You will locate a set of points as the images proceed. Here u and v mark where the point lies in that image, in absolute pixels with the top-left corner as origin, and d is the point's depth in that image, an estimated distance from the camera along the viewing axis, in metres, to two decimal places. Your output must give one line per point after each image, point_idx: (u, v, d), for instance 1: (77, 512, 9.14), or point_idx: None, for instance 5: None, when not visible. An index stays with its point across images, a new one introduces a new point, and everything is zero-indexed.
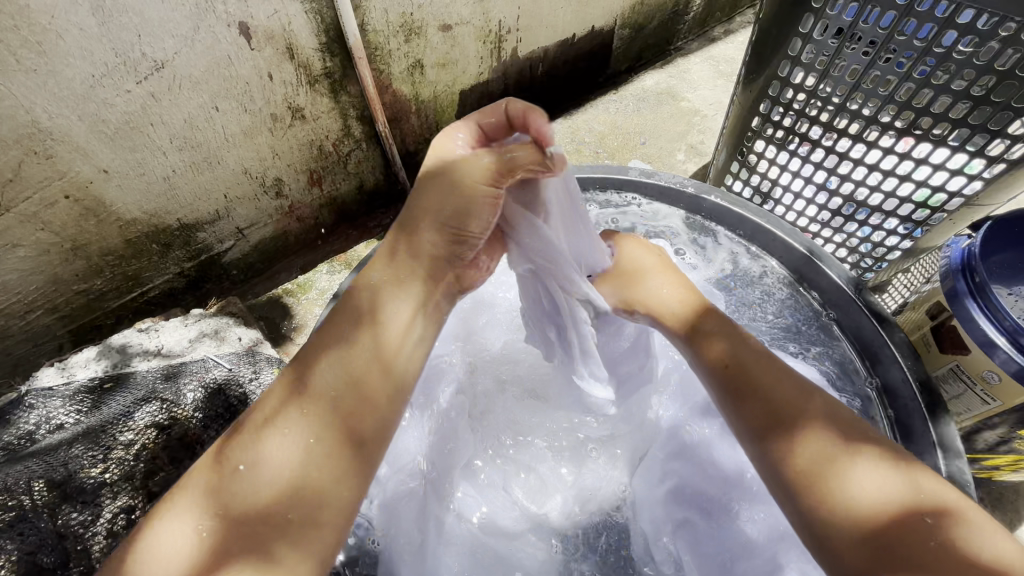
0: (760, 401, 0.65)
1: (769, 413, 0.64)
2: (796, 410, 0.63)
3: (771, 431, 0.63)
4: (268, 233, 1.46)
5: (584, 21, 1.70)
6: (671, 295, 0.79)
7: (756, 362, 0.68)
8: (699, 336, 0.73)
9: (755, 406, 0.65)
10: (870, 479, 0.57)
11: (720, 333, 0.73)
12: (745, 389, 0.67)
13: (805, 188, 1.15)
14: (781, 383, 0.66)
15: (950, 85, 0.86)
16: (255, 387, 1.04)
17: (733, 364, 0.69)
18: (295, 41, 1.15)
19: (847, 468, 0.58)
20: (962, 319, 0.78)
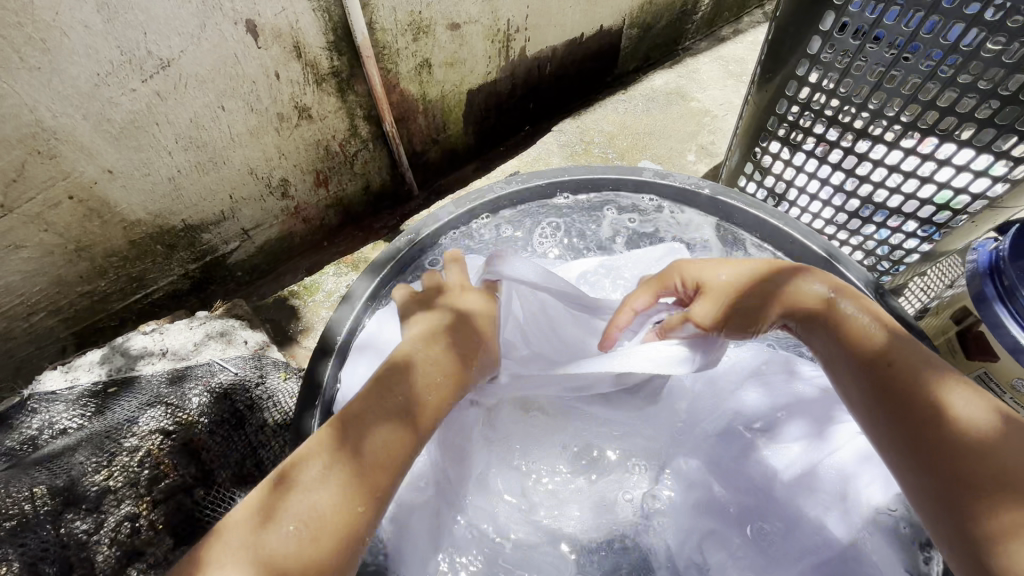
0: (894, 385, 0.57)
1: (900, 398, 0.57)
2: (938, 394, 0.55)
3: (903, 417, 0.56)
4: (273, 234, 1.44)
5: (592, 21, 1.68)
6: (784, 272, 0.70)
7: (889, 347, 0.60)
8: (832, 315, 0.65)
9: (889, 388, 0.58)
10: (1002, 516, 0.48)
11: (842, 313, 0.64)
12: (868, 369, 0.60)
13: (821, 190, 1.13)
14: (911, 364, 0.58)
15: (977, 84, 0.83)
16: (261, 391, 1.03)
17: (871, 345, 0.61)
18: (303, 40, 1.13)
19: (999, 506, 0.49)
20: (991, 323, 0.76)
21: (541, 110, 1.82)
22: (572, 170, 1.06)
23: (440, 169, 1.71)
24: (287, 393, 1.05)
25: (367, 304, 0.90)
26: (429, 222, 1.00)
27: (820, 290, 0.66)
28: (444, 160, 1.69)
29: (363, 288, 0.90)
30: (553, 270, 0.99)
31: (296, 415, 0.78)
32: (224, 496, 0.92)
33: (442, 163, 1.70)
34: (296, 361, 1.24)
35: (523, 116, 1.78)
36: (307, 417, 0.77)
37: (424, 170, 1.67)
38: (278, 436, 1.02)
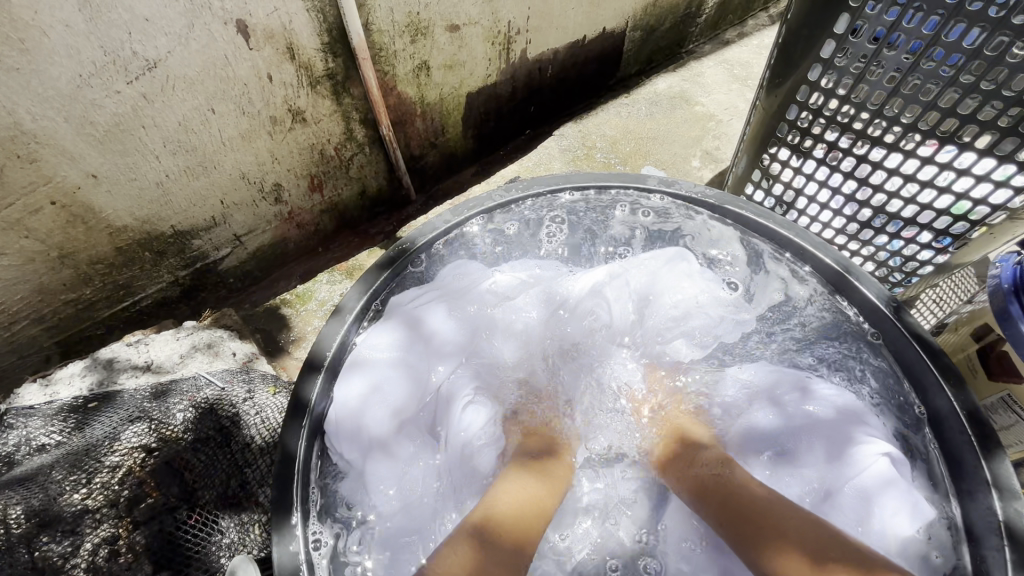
0: (746, 511, 0.73)
1: (743, 523, 0.73)
2: (762, 505, 0.73)
3: (748, 527, 0.72)
4: (267, 240, 1.40)
5: (595, 22, 1.65)
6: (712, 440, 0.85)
7: (741, 476, 0.78)
8: (721, 470, 0.79)
9: (734, 507, 0.74)
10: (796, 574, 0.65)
11: (717, 454, 0.82)
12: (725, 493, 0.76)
13: (832, 199, 1.09)
14: (757, 495, 0.74)
15: (999, 92, 0.80)
16: (249, 407, 0.98)
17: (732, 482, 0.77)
18: (296, 41, 1.09)
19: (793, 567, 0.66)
20: (1016, 343, 0.72)
21: (542, 114, 1.78)
22: (574, 176, 1.01)
23: (439, 174, 1.67)
24: (276, 407, 1.00)
25: (357, 317, 0.85)
26: (425, 229, 0.94)
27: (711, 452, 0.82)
28: (442, 164, 1.65)
29: (354, 300, 0.85)
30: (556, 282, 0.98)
31: (280, 432, 0.73)
32: (208, 519, 0.87)
33: (441, 168, 1.66)
34: (286, 372, 1.20)
35: (523, 120, 1.75)
36: (293, 436, 0.73)
37: (422, 174, 1.63)
38: (266, 454, 0.97)
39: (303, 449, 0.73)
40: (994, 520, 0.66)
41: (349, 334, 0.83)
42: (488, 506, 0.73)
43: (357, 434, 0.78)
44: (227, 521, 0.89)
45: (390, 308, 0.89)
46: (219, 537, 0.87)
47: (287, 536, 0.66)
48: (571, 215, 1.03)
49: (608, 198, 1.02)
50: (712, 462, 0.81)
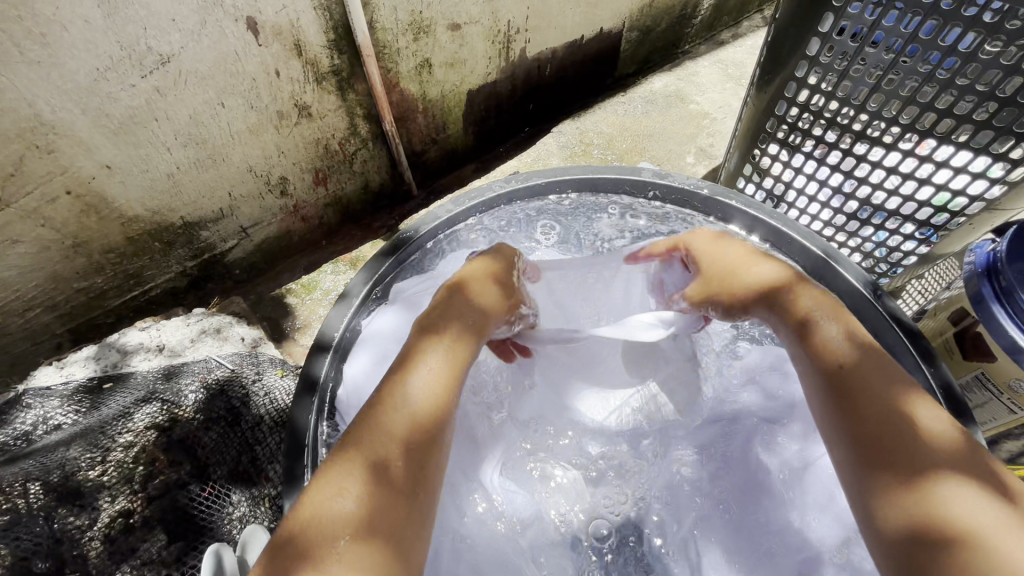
0: (892, 436, 0.56)
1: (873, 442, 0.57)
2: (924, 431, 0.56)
3: (863, 435, 0.58)
4: (272, 232, 1.44)
5: (592, 23, 1.69)
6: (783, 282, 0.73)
7: (875, 372, 0.61)
8: (835, 365, 0.63)
9: (857, 414, 0.59)
10: (961, 499, 0.51)
11: (850, 358, 0.63)
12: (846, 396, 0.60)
13: (819, 192, 1.13)
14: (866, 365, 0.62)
15: (974, 87, 0.84)
16: (257, 386, 1.02)
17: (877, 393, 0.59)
18: (303, 38, 1.13)
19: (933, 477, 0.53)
20: (988, 324, 0.76)
21: (540, 112, 1.82)
22: (572, 171, 1.07)
23: (439, 169, 1.71)
24: (283, 390, 1.05)
25: (363, 301, 0.89)
26: (426, 220, 0.99)
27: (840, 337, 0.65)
28: (443, 160, 1.69)
29: (359, 286, 0.90)
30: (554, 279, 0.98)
31: (291, 405, 0.77)
32: (220, 491, 0.91)
33: (442, 164, 1.70)
34: (293, 358, 1.23)
35: (523, 118, 1.79)
36: (304, 408, 0.78)
37: (423, 169, 1.67)
38: (274, 433, 1.02)
39: (312, 421, 0.77)
40: None
41: (355, 317, 0.87)
42: (446, 397, 0.64)
43: (363, 412, 0.78)
44: (238, 495, 0.93)
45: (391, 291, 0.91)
46: (231, 510, 0.91)
47: (297, 499, 0.71)
48: (561, 222, 1.06)
49: (600, 201, 1.06)
50: (866, 372, 0.61)
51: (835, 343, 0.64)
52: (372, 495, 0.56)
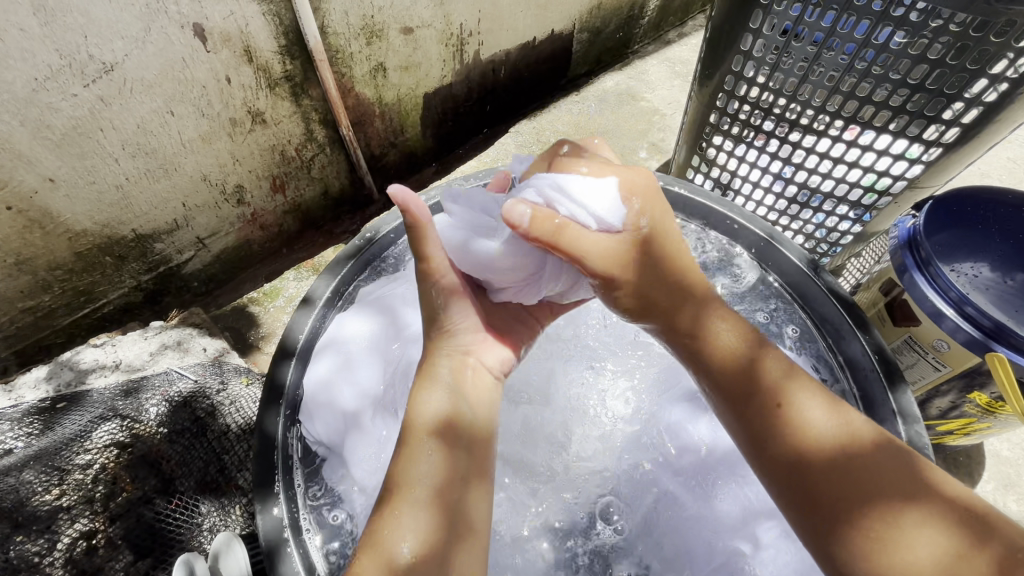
0: (794, 427, 0.62)
1: (771, 449, 0.63)
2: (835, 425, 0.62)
3: (750, 422, 0.65)
4: (230, 243, 1.42)
5: (544, 24, 1.73)
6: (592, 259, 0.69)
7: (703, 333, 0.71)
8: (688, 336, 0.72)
9: (741, 407, 0.66)
10: (819, 418, 0.62)
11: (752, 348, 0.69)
12: (742, 396, 0.66)
13: (762, 178, 1.20)
14: (719, 342, 0.70)
15: (889, 75, 0.92)
16: (223, 397, 1.00)
17: (769, 381, 0.66)
18: (253, 44, 1.13)
19: (801, 420, 0.63)
20: (913, 293, 0.83)
21: (497, 113, 1.86)
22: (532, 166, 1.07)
23: (399, 173, 1.72)
24: (250, 398, 1.03)
25: (327, 303, 0.89)
26: (387, 219, 0.98)
27: (729, 329, 0.71)
28: (403, 163, 1.70)
29: (323, 288, 0.89)
30: None
31: (259, 416, 0.76)
32: (188, 503, 0.89)
33: (401, 167, 1.71)
34: (259, 367, 1.21)
35: (480, 119, 1.82)
36: (272, 415, 0.77)
37: (383, 173, 1.67)
38: (243, 440, 1.00)
39: (280, 429, 0.76)
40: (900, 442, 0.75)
41: (319, 320, 0.86)
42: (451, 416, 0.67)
43: (331, 414, 0.78)
44: (207, 505, 0.92)
45: (359, 296, 0.91)
46: (201, 520, 0.89)
47: (269, 501, 0.70)
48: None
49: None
50: (773, 367, 0.67)
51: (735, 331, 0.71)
52: (437, 517, 0.60)
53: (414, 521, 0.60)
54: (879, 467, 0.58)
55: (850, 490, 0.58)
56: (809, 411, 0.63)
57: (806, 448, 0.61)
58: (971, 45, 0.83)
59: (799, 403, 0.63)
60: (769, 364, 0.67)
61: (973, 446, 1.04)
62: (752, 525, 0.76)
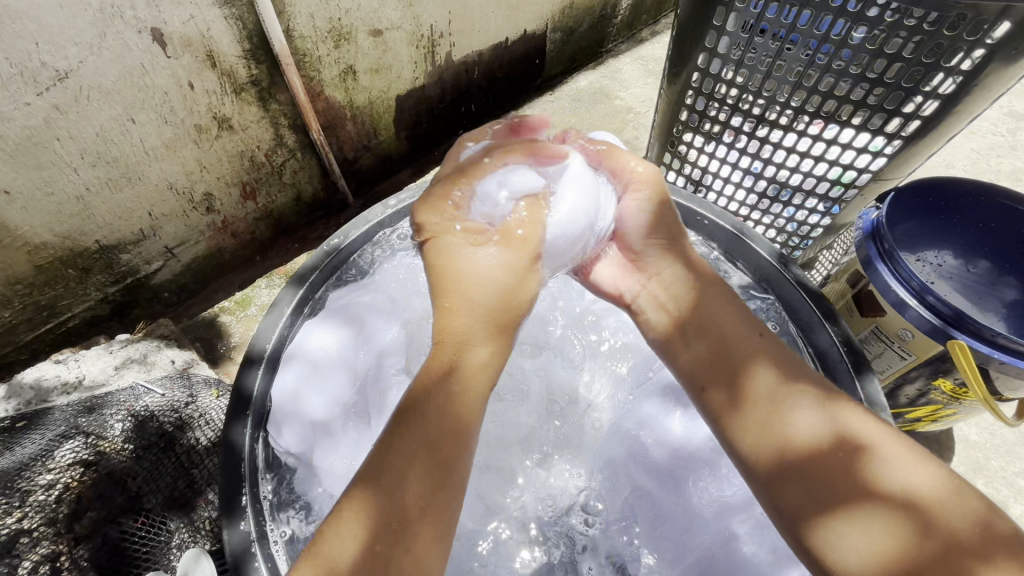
0: (741, 443, 0.64)
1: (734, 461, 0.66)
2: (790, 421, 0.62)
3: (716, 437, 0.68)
4: (200, 251, 1.40)
5: (516, 24, 1.73)
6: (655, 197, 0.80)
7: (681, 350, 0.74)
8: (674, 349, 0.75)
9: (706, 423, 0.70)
10: (760, 433, 0.63)
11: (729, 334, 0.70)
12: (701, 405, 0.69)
13: (733, 173, 1.21)
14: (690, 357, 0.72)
15: (848, 71, 0.93)
16: (191, 410, 0.97)
17: (717, 403, 0.67)
18: (216, 49, 1.11)
19: (747, 437, 0.63)
20: (877, 284, 0.84)
21: (472, 114, 1.85)
22: None
23: (374, 176, 1.70)
24: (220, 410, 1.01)
25: (294, 312, 0.87)
26: (356, 223, 0.97)
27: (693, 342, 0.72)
28: (378, 167, 1.69)
29: (289, 297, 0.88)
30: None
31: (224, 429, 0.74)
32: (155, 521, 0.87)
33: (376, 170, 1.69)
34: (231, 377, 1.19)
35: (455, 121, 1.81)
36: (239, 427, 0.75)
37: (358, 177, 1.66)
38: (212, 454, 0.99)
39: (248, 441, 0.75)
40: None
41: (286, 330, 0.85)
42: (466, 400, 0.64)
43: (299, 425, 0.77)
44: (176, 522, 0.90)
45: (327, 305, 0.90)
46: (169, 538, 0.88)
47: (236, 516, 0.69)
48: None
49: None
50: (718, 391, 0.67)
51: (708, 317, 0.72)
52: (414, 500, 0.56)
53: (354, 512, 0.56)
54: (815, 466, 0.58)
55: (799, 479, 0.59)
56: (760, 399, 0.64)
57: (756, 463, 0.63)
58: (924, 39, 0.84)
59: (740, 422, 0.64)
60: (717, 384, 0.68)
61: (942, 431, 1.06)
62: (726, 520, 0.76)
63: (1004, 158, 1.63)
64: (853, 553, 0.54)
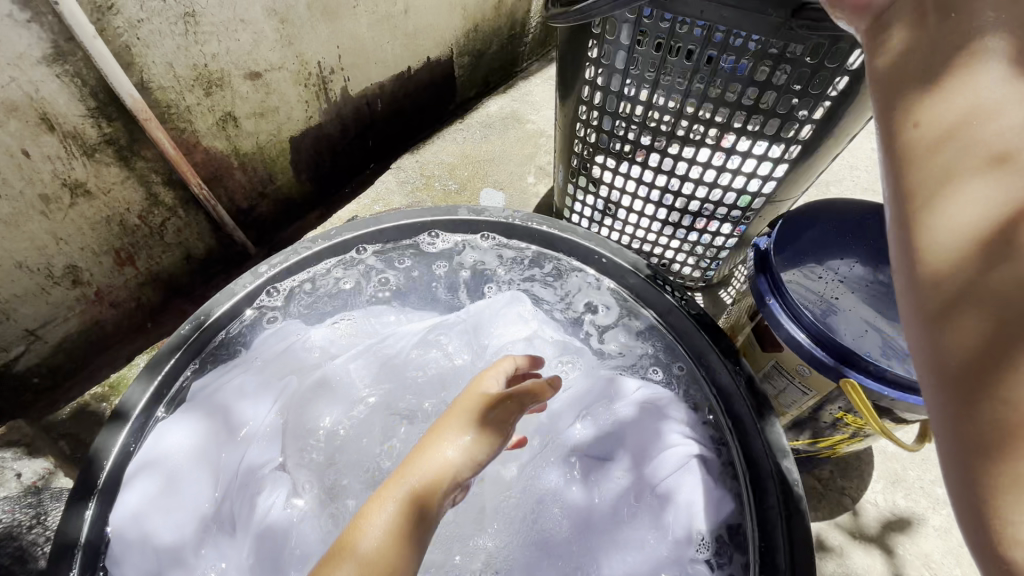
0: (934, 219, 0.39)
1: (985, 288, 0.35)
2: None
3: (926, 256, 0.39)
4: (72, 329, 1.26)
5: (416, 53, 1.66)
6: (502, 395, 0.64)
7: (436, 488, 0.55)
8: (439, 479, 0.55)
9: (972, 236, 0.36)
10: (984, 166, 0.37)
11: (981, 103, 0.38)
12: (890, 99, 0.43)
13: (634, 203, 1.17)
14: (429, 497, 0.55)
15: (724, 100, 0.91)
16: (36, 534, 0.83)
17: (920, 161, 0.40)
18: (52, 110, 0.99)
19: (953, 189, 0.38)
20: (769, 318, 0.81)
21: (381, 147, 1.77)
22: (386, 219, 0.99)
23: (278, 222, 1.60)
24: None
25: (145, 411, 0.77)
26: (220, 299, 0.87)
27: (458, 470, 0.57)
28: (280, 212, 1.58)
29: (139, 395, 0.77)
30: (393, 336, 0.91)
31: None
32: None
33: (277, 216, 1.58)
34: None
35: (363, 155, 1.72)
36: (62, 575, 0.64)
37: (257, 227, 1.55)
38: None
39: None
40: (772, 480, 0.71)
41: (134, 440, 0.74)
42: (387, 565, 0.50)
43: (144, 551, 0.67)
44: None
45: (192, 397, 0.80)
46: None
47: None
48: (407, 280, 1.02)
49: (447, 248, 1.02)
50: (917, 129, 0.41)
51: (934, 111, 0.40)
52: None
53: None
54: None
55: (1002, 290, 0.35)
56: (1017, 139, 0.37)
57: (937, 236, 0.38)
58: (790, 67, 0.83)
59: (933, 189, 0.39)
60: (927, 117, 0.41)
61: (860, 451, 1.04)
62: None
63: None
64: (963, 361, 0.35)
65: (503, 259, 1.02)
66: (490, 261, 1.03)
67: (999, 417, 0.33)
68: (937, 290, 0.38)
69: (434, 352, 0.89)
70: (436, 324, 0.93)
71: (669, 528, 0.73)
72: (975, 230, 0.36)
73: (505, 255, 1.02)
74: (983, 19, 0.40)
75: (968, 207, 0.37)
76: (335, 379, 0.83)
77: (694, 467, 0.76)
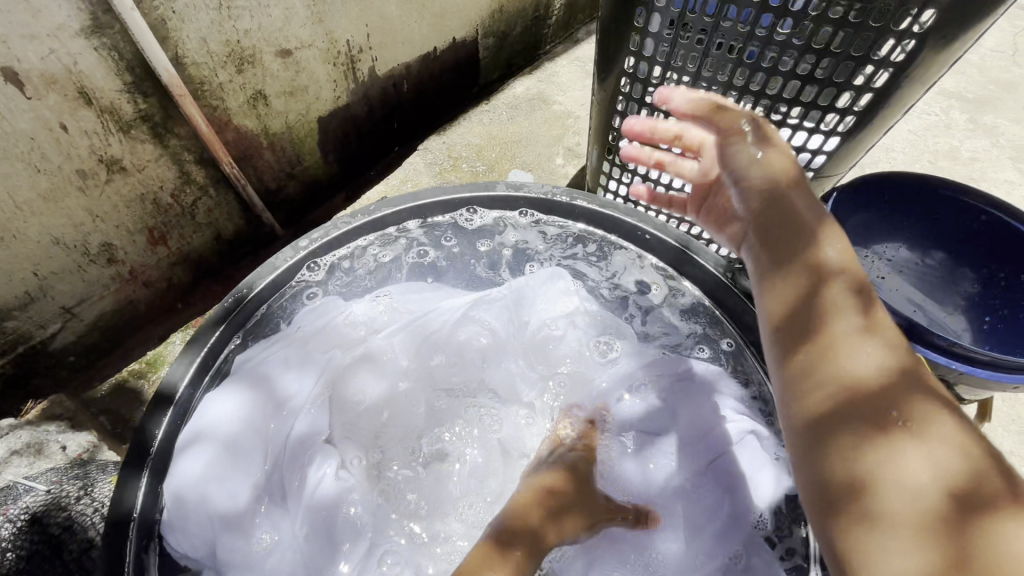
0: (823, 366, 0.58)
1: (834, 421, 0.55)
2: (858, 369, 0.56)
3: (801, 379, 0.59)
4: (107, 307, 1.26)
5: (442, 33, 1.64)
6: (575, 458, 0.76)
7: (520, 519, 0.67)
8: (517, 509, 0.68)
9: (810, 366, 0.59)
10: (860, 352, 0.57)
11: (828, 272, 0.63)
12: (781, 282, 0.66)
13: (674, 179, 1.14)
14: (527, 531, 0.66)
15: (778, 68, 0.88)
16: (82, 505, 0.82)
17: (800, 329, 0.62)
18: (89, 84, 0.98)
19: (827, 351, 0.59)
20: None
21: (406, 129, 1.75)
22: (424, 194, 0.98)
23: (305, 204, 1.59)
24: None
25: (191, 382, 0.76)
26: (261, 272, 0.86)
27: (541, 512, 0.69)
28: (307, 193, 1.57)
29: (184, 368, 0.76)
30: (434, 310, 0.89)
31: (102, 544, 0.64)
32: None
33: (304, 198, 1.57)
34: None
35: (388, 137, 1.71)
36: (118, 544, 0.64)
37: (285, 208, 1.54)
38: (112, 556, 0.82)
39: (132, 550, 0.65)
40: None
41: (183, 411, 0.74)
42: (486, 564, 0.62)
43: (198, 520, 0.67)
44: None
45: (235, 369, 0.79)
46: None
47: None
48: (446, 256, 1.00)
49: (487, 224, 1.00)
50: (787, 290, 0.64)
51: (779, 283, 0.66)
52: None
53: None
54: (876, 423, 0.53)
55: (850, 417, 0.55)
56: (842, 309, 0.60)
57: (815, 376, 0.58)
58: (851, 32, 0.80)
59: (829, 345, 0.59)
60: (800, 284, 0.64)
61: None
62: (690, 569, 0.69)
63: (940, 136, 1.64)
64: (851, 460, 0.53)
65: (543, 235, 1.00)
66: (528, 238, 1.00)
67: (868, 502, 0.51)
68: (820, 426, 0.56)
69: (475, 327, 0.87)
70: (476, 299, 0.91)
71: (726, 504, 0.71)
72: (840, 383, 0.56)
73: (545, 230, 1.00)
74: (811, 229, 0.66)
75: (842, 371, 0.57)
76: (380, 351, 0.82)
77: (751, 442, 0.74)
